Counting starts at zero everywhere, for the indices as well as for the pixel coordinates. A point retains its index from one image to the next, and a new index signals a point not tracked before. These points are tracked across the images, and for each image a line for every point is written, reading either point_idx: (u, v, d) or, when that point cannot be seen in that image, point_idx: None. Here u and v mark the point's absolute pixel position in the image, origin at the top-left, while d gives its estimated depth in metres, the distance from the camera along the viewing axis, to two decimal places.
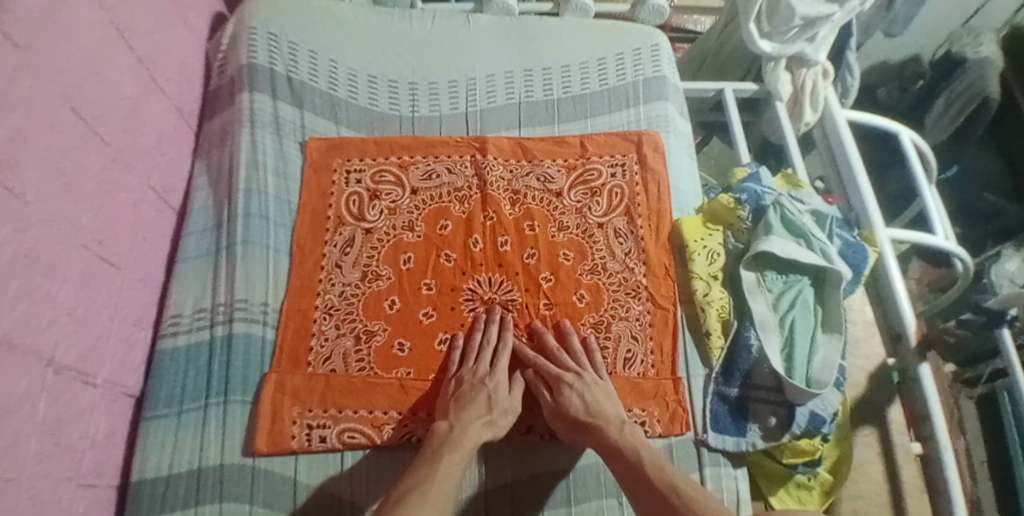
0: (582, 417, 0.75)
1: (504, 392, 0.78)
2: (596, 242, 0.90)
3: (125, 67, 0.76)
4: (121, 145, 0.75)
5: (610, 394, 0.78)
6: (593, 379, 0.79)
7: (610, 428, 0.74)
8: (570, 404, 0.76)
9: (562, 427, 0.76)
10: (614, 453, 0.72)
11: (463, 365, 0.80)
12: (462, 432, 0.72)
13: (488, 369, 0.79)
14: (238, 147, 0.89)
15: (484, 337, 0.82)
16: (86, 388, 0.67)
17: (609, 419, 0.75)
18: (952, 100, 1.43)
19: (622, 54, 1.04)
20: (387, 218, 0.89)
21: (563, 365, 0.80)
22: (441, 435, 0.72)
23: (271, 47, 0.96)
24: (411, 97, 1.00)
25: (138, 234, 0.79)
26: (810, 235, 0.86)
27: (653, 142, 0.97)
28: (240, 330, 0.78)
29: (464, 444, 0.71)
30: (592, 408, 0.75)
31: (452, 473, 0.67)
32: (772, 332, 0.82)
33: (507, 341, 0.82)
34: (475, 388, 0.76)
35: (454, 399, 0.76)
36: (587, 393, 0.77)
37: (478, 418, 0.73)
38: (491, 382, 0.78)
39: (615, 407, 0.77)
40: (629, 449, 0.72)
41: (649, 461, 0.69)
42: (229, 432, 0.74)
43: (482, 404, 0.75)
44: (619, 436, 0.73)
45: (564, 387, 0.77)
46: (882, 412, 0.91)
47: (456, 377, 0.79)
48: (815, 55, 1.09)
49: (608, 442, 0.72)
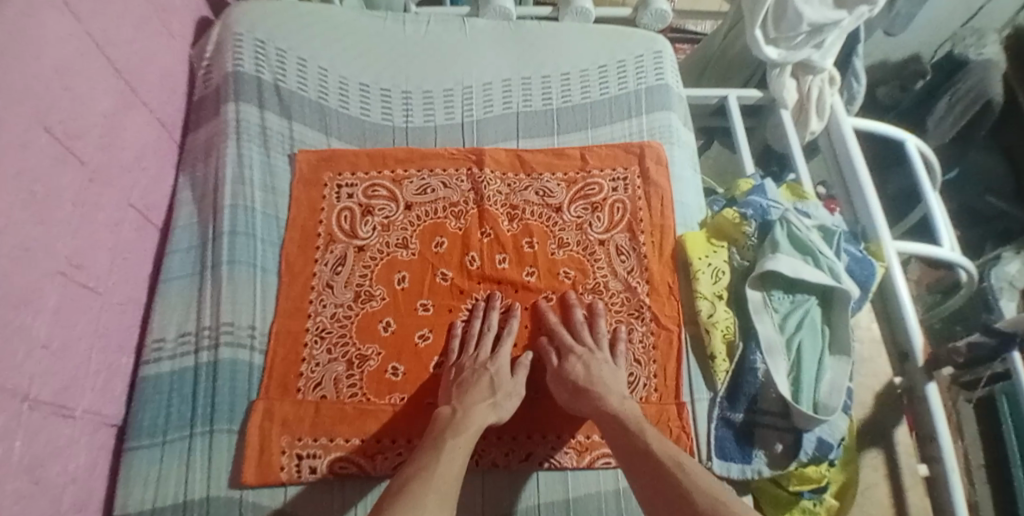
0: (581, 383, 0.74)
1: (505, 376, 0.77)
2: (597, 260, 0.87)
3: (102, 79, 0.72)
4: (98, 163, 0.71)
5: (614, 370, 0.78)
6: (602, 358, 0.78)
7: (611, 398, 0.73)
8: (575, 372, 0.75)
9: (564, 391, 0.76)
10: (613, 422, 0.70)
11: (463, 354, 0.79)
12: (464, 415, 0.70)
13: (489, 356, 0.78)
14: (223, 160, 0.85)
15: (484, 324, 0.81)
16: (66, 421, 0.63)
17: (608, 387, 0.75)
18: (956, 101, 1.39)
19: (624, 61, 1.01)
20: (381, 235, 0.85)
21: (582, 339, 0.80)
22: (444, 420, 0.71)
23: (258, 54, 0.92)
24: (405, 107, 0.96)
25: (118, 256, 0.75)
26: (818, 252, 0.83)
27: (656, 155, 0.94)
28: (226, 356, 0.75)
29: (467, 427, 0.69)
30: (595, 377, 0.75)
31: (455, 457, 0.65)
32: (779, 356, 0.79)
33: (512, 328, 0.81)
34: (477, 372, 0.75)
35: (456, 385, 0.75)
36: (593, 366, 0.76)
37: (482, 401, 0.72)
38: (493, 366, 0.76)
39: (616, 379, 0.77)
40: (628, 418, 0.70)
41: (650, 435, 0.67)
42: (215, 465, 0.70)
43: (486, 387, 0.73)
44: (618, 406, 0.72)
45: (570, 354, 0.78)
46: (889, 433, 0.89)
47: (456, 365, 0.77)
48: (822, 62, 1.04)
49: (607, 411, 0.71)
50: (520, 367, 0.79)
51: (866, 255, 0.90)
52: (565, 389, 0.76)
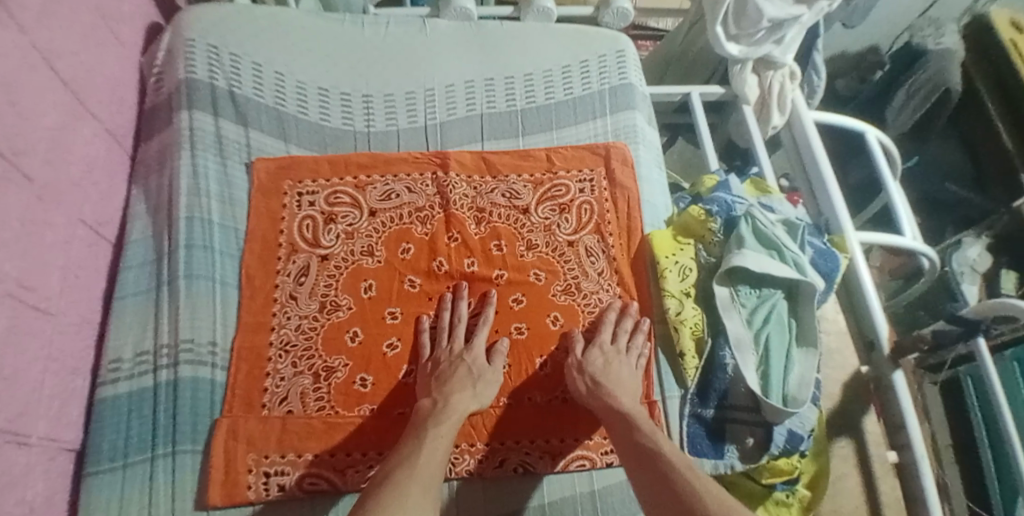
0: (598, 378, 0.75)
1: (482, 364, 0.77)
2: (567, 261, 0.87)
3: (49, 91, 0.69)
4: (46, 180, 0.68)
5: (631, 370, 0.79)
6: (623, 353, 0.80)
7: (623, 398, 0.74)
8: (594, 365, 0.77)
9: (581, 382, 0.76)
10: (623, 420, 0.71)
11: (437, 347, 0.78)
12: (445, 405, 0.71)
13: (464, 345, 0.78)
14: (178, 171, 0.82)
15: (453, 314, 0.81)
16: (22, 449, 0.60)
17: (621, 386, 0.76)
18: (914, 92, 1.42)
19: (587, 61, 1.01)
20: (345, 243, 0.84)
21: (614, 338, 0.81)
22: (425, 410, 0.71)
23: (211, 60, 0.89)
24: (366, 111, 0.94)
25: (70, 275, 0.72)
26: (782, 246, 0.84)
27: (621, 156, 0.94)
28: (187, 374, 0.72)
29: (449, 417, 0.69)
30: (611, 374, 0.76)
31: (438, 446, 0.65)
32: (747, 351, 0.80)
33: (487, 316, 0.81)
34: (454, 364, 0.75)
35: (435, 377, 0.75)
36: (613, 362, 0.77)
37: (463, 389, 0.73)
38: (469, 356, 0.76)
39: (630, 379, 0.78)
40: (639, 418, 0.71)
41: (659, 437, 0.68)
42: (179, 487, 0.68)
43: (465, 377, 0.74)
44: (629, 405, 0.73)
45: (594, 345, 0.79)
46: (858, 423, 0.91)
47: (432, 359, 0.77)
48: (783, 57, 1.07)
49: (617, 411, 0.72)
50: (497, 354, 0.78)
51: (830, 247, 0.91)
52: (582, 381, 0.76)
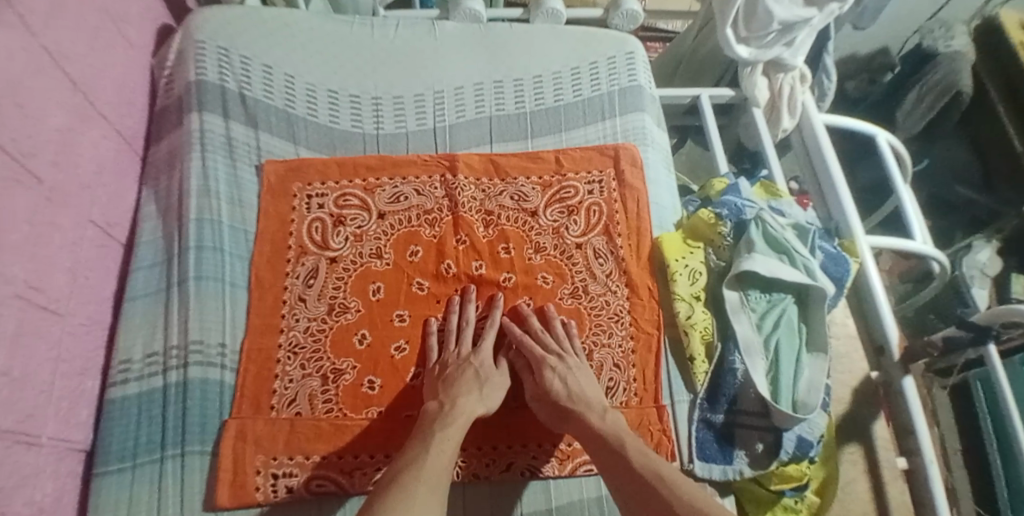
0: (563, 401, 0.73)
1: (490, 369, 0.78)
2: (575, 264, 0.86)
3: (57, 93, 0.69)
4: (55, 181, 0.68)
5: (591, 382, 0.77)
6: (577, 365, 0.78)
7: (591, 414, 0.72)
8: (556, 389, 0.74)
9: (547, 412, 0.75)
10: (594, 440, 0.69)
11: (445, 351, 0.79)
12: (452, 407, 0.70)
13: (471, 350, 0.79)
14: (187, 173, 0.82)
15: (462, 317, 0.81)
16: (31, 450, 0.60)
17: (589, 402, 0.74)
18: (925, 93, 1.41)
19: (596, 62, 1.00)
20: (353, 246, 0.84)
21: (552, 347, 0.78)
22: (432, 413, 0.70)
23: (221, 62, 0.89)
24: (375, 113, 0.94)
25: (79, 276, 0.72)
26: (793, 251, 0.84)
27: (630, 157, 0.93)
28: (196, 375, 0.72)
29: (456, 418, 0.69)
30: (574, 392, 0.74)
31: (445, 449, 0.65)
32: (757, 355, 0.80)
33: (495, 320, 0.82)
34: (461, 367, 0.75)
35: (442, 381, 0.74)
36: (572, 380, 0.75)
37: (469, 391, 0.73)
38: (475, 360, 0.77)
39: (594, 388, 0.76)
40: (608, 433, 0.69)
41: (630, 448, 0.67)
42: (189, 488, 0.68)
43: (471, 380, 0.74)
44: (600, 423, 0.71)
45: (546, 368, 0.76)
46: (867, 428, 0.90)
47: (440, 362, 0.77)
48: (793, 60, 1.06)
49: (587, 430, 0.70)
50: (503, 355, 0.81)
51: (840, 251, 0.91)
52: (546, 406, 0.75)
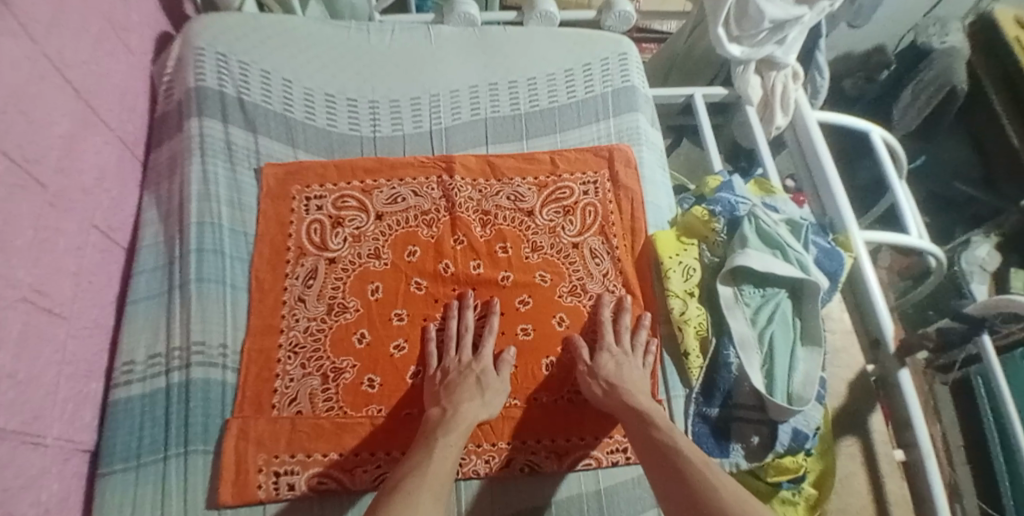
0: (611, 379, 0.76)
1: (492, 375, 0.77)
2: (572, 263, 0.87)
3: (60, 100, 0.71)
4: (59, 187, 0.69)
5: (642, 375, 0.79)
6: (631, 356, 0.80)
7: (639, 396, 0.75)
8: (607, 369, 0.77)
9: (596, 387, 0.76)
10: (640, 419, 0.72)
11: (444, 358, 0.79)
12: (454, 413, 0.71)
13: (472, 357, 0.78)
14: (188, 177, 0.84)
15: (461, 322, 0.81)
16: (37, 450, 0.62)
17: (635, 385, 0.77)
18: (919, 91, 1.42)
19: (590, 64, 1.02)
20: (351, 246, 0.85)
21: (620, 339, 0.82)
22: (434, 419, 0.71)
23: (220, 68, 0.91)
24: (372, 117, 0.95)
25: (83, 280, 0.73)
26: (786, 246, 0.85)
27: (624, 157, 0.95)
28: (198, 376, 0.74)
29: (458, 425, 0.70)
30: (624, 375, 0.77)
31: (448, 455, 0.66)
32: (751, 350, 0.81)
33: (493, 324, 0.81)
34: (463, 374, 0.76)
35: (444, 388, 0.75)
36: (625, 366, 0.78)
37: (471, 398, 0.73)
38: (477, 365, 0.77)
39: (642, 382, 0.78)
40: (655, 414, 0.73)
41: (678, 435, 0.69)
42: (191, 486, 0.69)
43: (474, 387, 0.74)
44: (645, 401, 0.74)
45: (603, 350, 0.79)
46: (864, 422, 0.90)
47: (441, 368, 0.77)
48: (785, 58, 1.07)
49: (634, 408, 0.73)
50: (504, 363, 0.78)
51: (834, 246, 0.92)
52: (598, 385, 0.76)
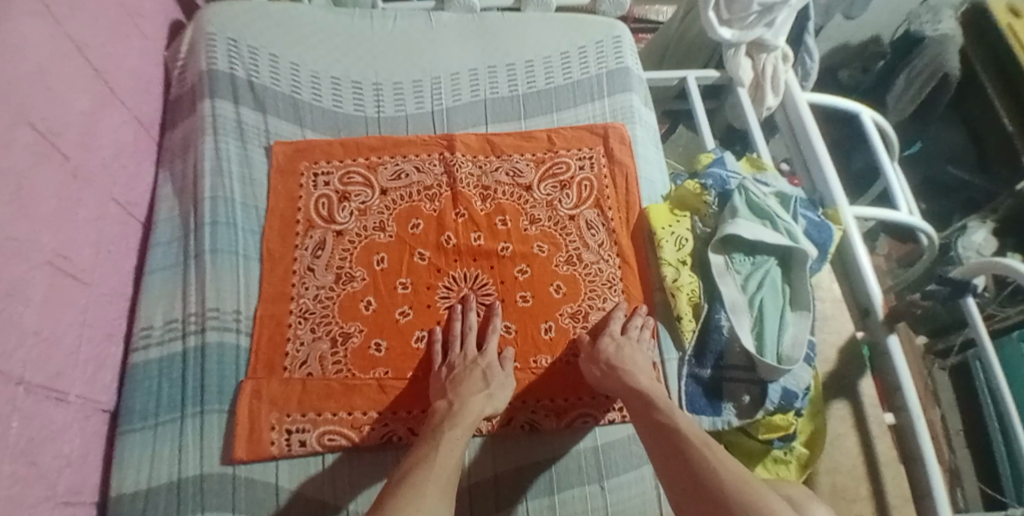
0: (612, 361, 0.77)
1: (496, 369, 0.79)
2: (569, 235, 0.91)
3: (81, 78, 0.75)
4: (80, 160, 0.74)
5: (641, 358, 0.80)
6: (634, 342, 0.82)
7: (639, 377, 0.76)
8: (608, 352, 0.79)
9: (597, 369, 0.78)
10: (641, 399, 0.73)
11: (450, 354, 0.80)
12: (461, 406, 0.73)
13: (477, 353, 0.80)
14: (202, 154, 0.88)
15: (464, 324, 0.83)
16: (59, 406, 0.65)
17: (635, 367, 0.78)
18: (913, 79, 1.43)
19: (585, 47, 1.06)
20: (358, 219, 0.89)
21: (625, 330, 0.83)
22: (442, 412, 0.73)
23: (231, 52, 0.95)
24: (376, 98, 0.99)
25: (103, 249, 0.78)
26: (775, 216, 0.88)
27: (619, 135, 0.99)
28: (213, 339, 0.78)
29: (464, 418, 0.71)
30: (625, 357, 0.78)
31: (454, 448, 0.67)
32: (741, 313, 0.84)
33: (495, 326, 0.83)
34: (469, 368, 0.77)
35: (450, 382, 0.77)
36: (625, 348, 0.80)
37: (476, 392, 0.74)
38: (483, 361, 0.78)
39: (642, 363, 0.79)
40: (657, 397, 0.73)
41: (678, 417, 0.70)
42: (207, 443, 0.73)
43: (480, 379, 0.76)
44: (646, 383, 0.75)
45: (605, 334, 0.82)
46: (854, 386, 0.93)
47: (447, 365, 0.79)
48: (775, 40, 1.11)
49: (635, 389, 0.74)
50: (507, 360, 0.80)
51: (823, 219, 0.94)
52: (598, 368, 0.78)
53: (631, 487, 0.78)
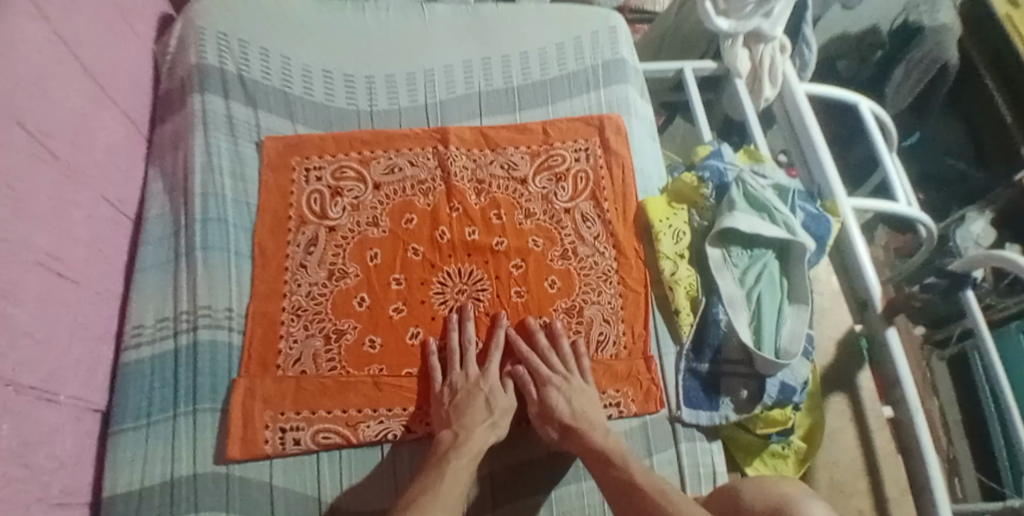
0: (568, 421, 0.75)
1: (499, 394, 0.78)
2: (564, 228, 0.90)
3: (70, 76, 0.74)
4: (70, 157, 0.72)
5: (592, 400, 0.79)
6: (581, 385, 0.79)
7: (595, 433, 0.74)
8: (560, 408, 0.76)
9: (552, 431, 0.77)
10: (598, 458, 0.71)
11: (450, 373, 0.79)
12: (466, 437, 0.72)
13: (480, 373, 0.79)
14: (192, 150, 0.87)
15: (462, 335, 0.81)
16: (51, 407, 0.64)
17: (591, 421, 0.76)
18: (911, 70, 1.41)
19: (580, 38, 1.04)
20: (351, 215, 0.88)
21: (552, 365, 0.80)
22: (447, 442, 0.72)
23: (221, 47, 0.94)
24: (368, 91, 0.98)
25: (94, 247, 0.77)
26: (773, 208, 0.87)
27: (615, 126, 0.98)
28: (205, 337, 0.77)
29: (471, 449, 0.71)
30: (577, 412, 0.76)
31: (460, 477, 0.67)
32: (739, 307, 0.84)
33: (499, 339, 0.82)
34: (471, 392, 0.76)
35: (452, 408, 0.75)
36: (575, 397, 0.78)
37: (481, 422, 0.74)
38: (485, 384, 0.78)
39: (596, 411, 0.78)
40: (613, 452, 0.71)
41: (635, 468, 0.69)
42: (200, 442, 0.72)
43: (483, 408, 0.75)
44: (602, 439, 0.73)
45: (547, 385, 0.79)
46: (853, 380, 0.92)
47: (449, 386, 0.77)
48: (773, 31, 1.10)
49: (593, 448, 0.72)
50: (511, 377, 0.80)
51: (822, 211, 0.93)
52: (553, 429, 0.77)
53: None
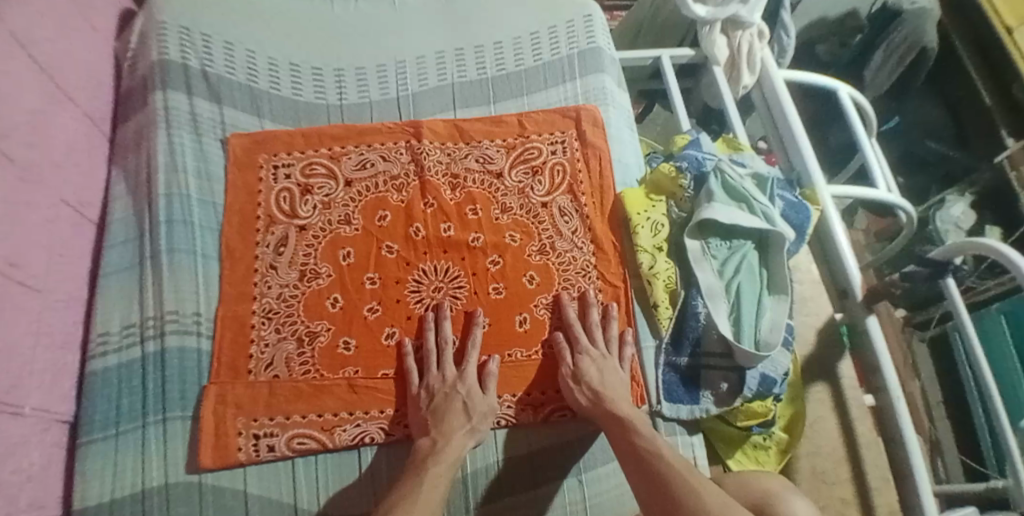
0: (597, 390, 0.75)
1: (478, 396, 0.76)
2: (541, 222, 0.88)
3: (23, 74, 0.70)
4: (27, 160, 0.69)
5: (622, 378, 0.79)
6: (610, 362, 0.79)
7: (622, 403, 0.75)
8: (590, 375, 0.77)
9: (580, 396, 0.76)
10: (620, 427, 0.72)
11: (426, 375, 0.77)
12: (446, 443, 0.71)
13: (457, 374, 0.77)
14: (154, 149, 0.84)
15: (438, 335, 0.79)
16: (15, 420, 0.62)
17: (618, 393, 0.76)
18: (891, 52, 1.39)
19: (555, 27, 1.02)
20: (322, 213, 0.85)
21: (596, 340, 0.81)
22: (425, 450, 0.71)
23: (183, 41, 0.90)
24: (338, 85, 0.95)
25: (55, 253, 0.74)
26: (751, 199, 0.86)
27: (591, 117, 0.96)
28: (173, 343, 0.75)
29: (449, 457, 0.69)
30: (606, 382, 0.77)
31: (438, 484, 0.66)
32: (718, 299, 0.83)
33: (476, 338, 0.79)
34: (448, 397, 0.74)
35: (431, 413, 0.74)
36: (606, 371, 0.78)
37: (460, 427, 0.73)
38: (462, 387, 0.76)
39: (625, 388, 0.78)
40: (638, 423, 0.72)
41: (660, 443, 0.70)
42: (171, 451, 0.70)
43: (461, 412, 0.73)
44: (628, 410, 0.74)
45: (581, 353, 0.79)
46: (834, 368, 0.92)
47: (426, 388, 0.76)
48: (751, 17, 1.08)
49: (618, 417, 0.73)
50: (490, 377, 0.78)
51: (801, 199, 0.92)
52: (582, 393, 0.76)
53: (607, 480, 0.78)
